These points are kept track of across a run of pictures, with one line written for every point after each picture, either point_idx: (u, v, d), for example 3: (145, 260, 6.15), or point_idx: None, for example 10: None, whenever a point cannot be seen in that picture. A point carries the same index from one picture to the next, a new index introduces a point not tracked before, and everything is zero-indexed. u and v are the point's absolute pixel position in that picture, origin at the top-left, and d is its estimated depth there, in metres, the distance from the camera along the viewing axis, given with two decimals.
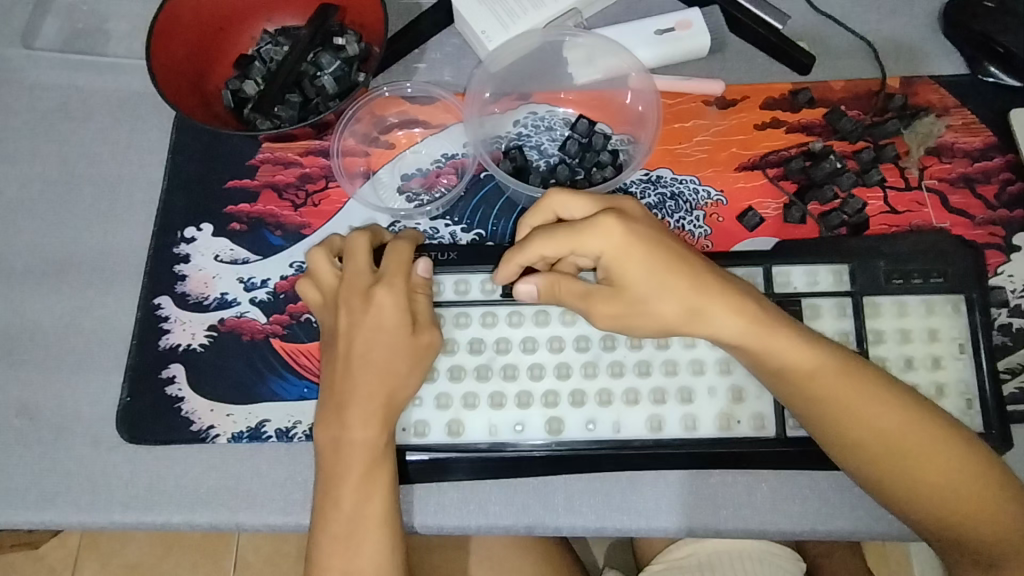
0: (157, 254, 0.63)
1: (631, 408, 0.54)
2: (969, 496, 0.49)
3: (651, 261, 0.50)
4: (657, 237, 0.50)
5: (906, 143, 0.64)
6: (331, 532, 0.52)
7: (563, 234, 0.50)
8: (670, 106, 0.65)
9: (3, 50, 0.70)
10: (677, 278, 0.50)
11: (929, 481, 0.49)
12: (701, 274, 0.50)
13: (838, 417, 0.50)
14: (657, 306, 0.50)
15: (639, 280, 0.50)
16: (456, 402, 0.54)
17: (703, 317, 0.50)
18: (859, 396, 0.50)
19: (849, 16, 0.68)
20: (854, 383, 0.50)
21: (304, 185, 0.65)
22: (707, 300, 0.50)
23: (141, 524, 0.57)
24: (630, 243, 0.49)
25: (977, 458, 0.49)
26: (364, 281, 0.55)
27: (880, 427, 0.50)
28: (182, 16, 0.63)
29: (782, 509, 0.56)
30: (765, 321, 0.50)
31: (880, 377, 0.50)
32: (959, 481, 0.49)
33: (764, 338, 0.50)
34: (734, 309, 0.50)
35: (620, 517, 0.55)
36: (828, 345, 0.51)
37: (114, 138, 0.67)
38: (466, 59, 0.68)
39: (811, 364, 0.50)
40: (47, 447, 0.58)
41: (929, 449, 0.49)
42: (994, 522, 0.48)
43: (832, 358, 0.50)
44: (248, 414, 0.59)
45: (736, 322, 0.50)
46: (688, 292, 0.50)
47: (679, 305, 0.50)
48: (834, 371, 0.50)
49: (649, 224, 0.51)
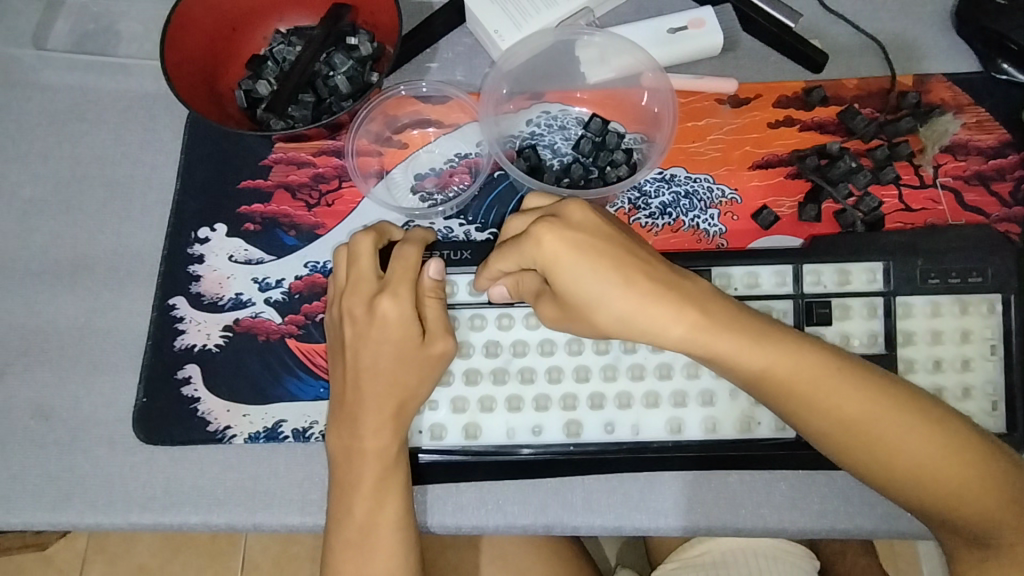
0: (171, 254, 0.63)
1: (650, 411, 0.54)
2: (946, 485, 0.47)
3: (579, 274, 0.47)
4: (588, 244, 0.48)
5: (921, 140, 0.64)
6: (345, 539, 0.52)
7: (510, 253, 0.50)
8: (683, 104, 0.65)
9: (14, 51, 0.69)
10: (613, 284, 0.47)
11: (901, 474, 0.47)
12: (639, 277, 0.47)
13: (798, 414, 0.49)
14: (599, 313, 0.48)
15: (573, 293, 0.48)
16: (473, 405, 0.54)
17: (645, 322, 0.48)
18: (818, 394, 0.48)
19: (862, 14, 0.68)
20: (812, 381, 0.48)
21: (318, 185, 0.64)
22: (649, 302, 0.47)
23: (158, 524, 0.57)
24: (560, 253, 0.47)
25: (949, 446, 0.47)
26: (367, 286, 0.54)
27: (843, 423, 0.48)
28: (196, 16, 0.63)
29: (800, 507, 0.56)
30: (710, 323, 0.48)
31: (842, 372, 0.48)
32: (932, 471, 0.47)
33: (711, 339, 0.48)
34: (679, 308, 0.48)
35: (638, 517, 0.56)
36: (784, 340, 0.48)
37: (126, 139, 0.67)
38: (479, 59, 0.68)
39: (761, 364, 0.48)
40: (63, 448, 0.58)
41: (896, 442, 0.47)
42: (975, 508, 0.46)
43: (787, 355, 0.48)
44: (264, 415, 0.59)
45: (678, 327, 0.48)
46: (626, 297, 0.47)
47: (618, 310, 0.48)
48: (789, 368, 0.48)
49: (583, 228, 0.48)
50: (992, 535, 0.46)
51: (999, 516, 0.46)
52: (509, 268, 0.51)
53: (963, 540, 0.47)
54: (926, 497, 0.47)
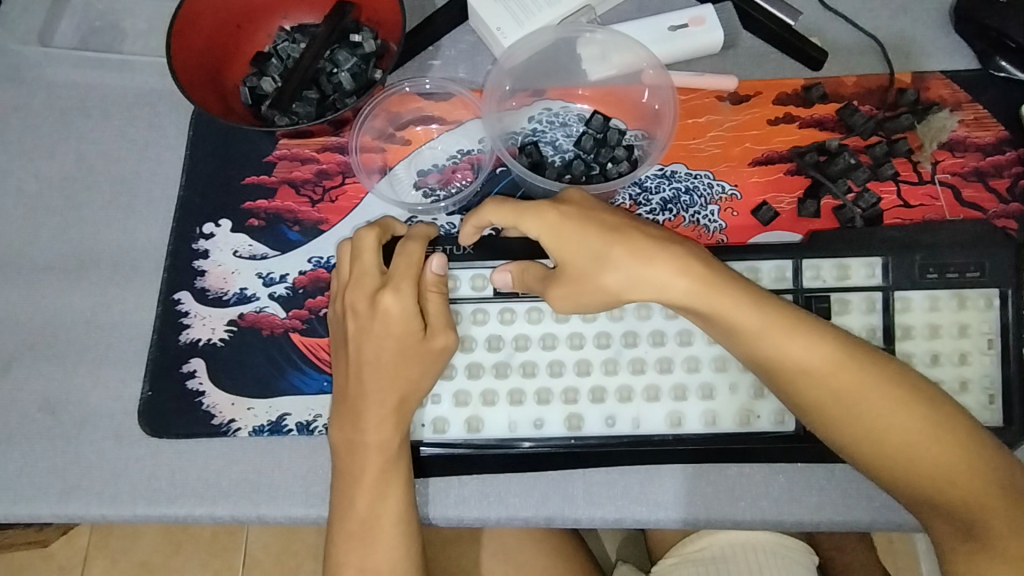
0: (176, 249, 0.63)
1: (651, 404, 0.55)
2: (934, 456, 0.47)
3: (584, 238, 0.51)
4: (589, 215, 0.52)
5: (919, 137, 0.64)
6: (347, 531, 0.53)
7: (506, 207, 0.53)
8: (684, 101, 0.66)
9: (19, 48, 0.70)
10: (615, 245, 0.51)
11: (890, 441, 0.48)
12: (641, 241, 0.51)
13: (791, 376, 0.49)
14: (604, 277, 0.51)
15: (579, 258, 0.52)
16: (475, 399, 0.55)
17: (648, 280, 0.50)
18: (814, 356, 0.49)
19: (861, 12, 0.68)
20: (809, 343, 0.49)
21: (322, 180, 0.65)
22: (650, 261, 0.50)
23: (163, 517, 0.58)
24: (563, 220, 0.52)
25: (937, 419, 0.48)
26: (370, 281, 0.54)
27: (837, 388, 0.49)
28: (201, 13, 0.64)
29: (798, 499, 0.56)
30: (711, 281, 0.50)
31: (836, 339, 0.49)
32: (921, 440, 0.47)
33: (711, 296, 0.49)
34: (682, 267, 0.50)
35: (638, 509, 0.56)
36: (780, 306, 0.50)
37: (131, 135, 0.68)
38: (482, 56, 0.69)
39: (759, 325, 0.49)
40: (69, 441, 0.59)
41: (886, 408, 0.48)
42: (961, 483, 0.46)
43: (785, 319, 0.49)
44: (268, 408, 0.59)
45: (681, 283, 0.50)
46: (630, 256, 0.50)
47: (620, 269, 0.50)
48: (785, 331, 0.49)
49: (586, 205, 0.53)
50: (980, 516, 0.46)
51: (985, 494, 0.46)
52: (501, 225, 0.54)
53: (949, 522, 0.47)
54: (915, 469, 0.47)
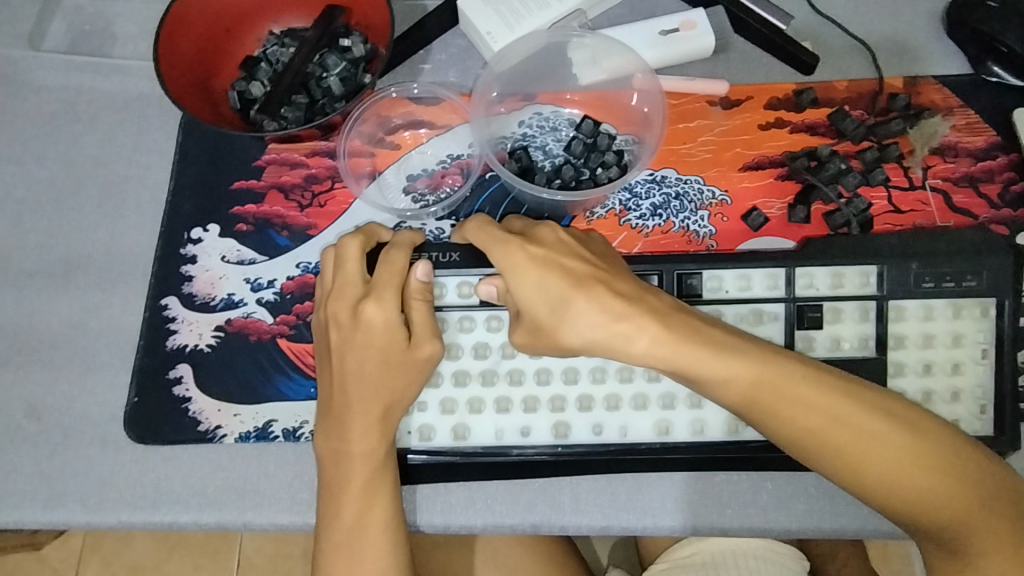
0: (164, 254, 0.63)
1: (639, 413, 0.54)
2: (918, 484, 0.47)
3: (544, 287, 0.50)
4: (554, 262, 0.51)
5: (911, 142, 0.64)
6: (333, 540, 0.52)
7: (485, 230, 0.53)
8: (675, 106, 0.66)
9: (10, 52, 0.70)
10: (577, 299, 0.50)
11: (868, 477, 0.48)
12: (602, 294, 0.50)
13: (761, 414, 0.49)
14: (562, 334, 0.50)
15: (539, 307, 0.50)
16: (462, 407, 0.55)
17: (613, 333, 0.50)
18: (783, 394, 0.48)
19: (854, 16, 0.68)
20: (778, 381, 0.49)
21: (310, 185, 0.65)
22: (613, 313, 0.50)
23: (148, 523, 0.57)
24: (526, 263, 0.51)
25: (916, 446, 0.47)
26: (353, 291, 0.54)
27: (810, 427, 0.48)
28: (189, 17, 0.63)
29: (788, 508, 0.56)
30: (673, 331, 0.49)
31: (806, 381, 0.49)
32: (901, 472, 0.47)
33: (674, 345, 0.49)
34: (646, 320, 0.50)
35: (626, 516, 0.56)
36: (746, 343, 0.50)
37: (121, 139, 0.68)
38: (472, 60, 0.68)
39: (723, 368, 0.49)
40: (55, 448, 0.59)
41: (863, 441, 0.48)
42: (944, 510, 0.46)
43: (751, 359, 0.49)
44: (255, 415, 0.59)
45: (641, 339, 0.49)
46: (588, 312, 0.49)
47: (577, 328, 0.50)
48: (752, 368, 0.49)
49: (556, 249, 0.52)
50: (967, 539, 0.46)
51: (971, 515, 0.46)
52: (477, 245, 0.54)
53: (936, 545, 0.47)
54: (897, 499, 0.47)
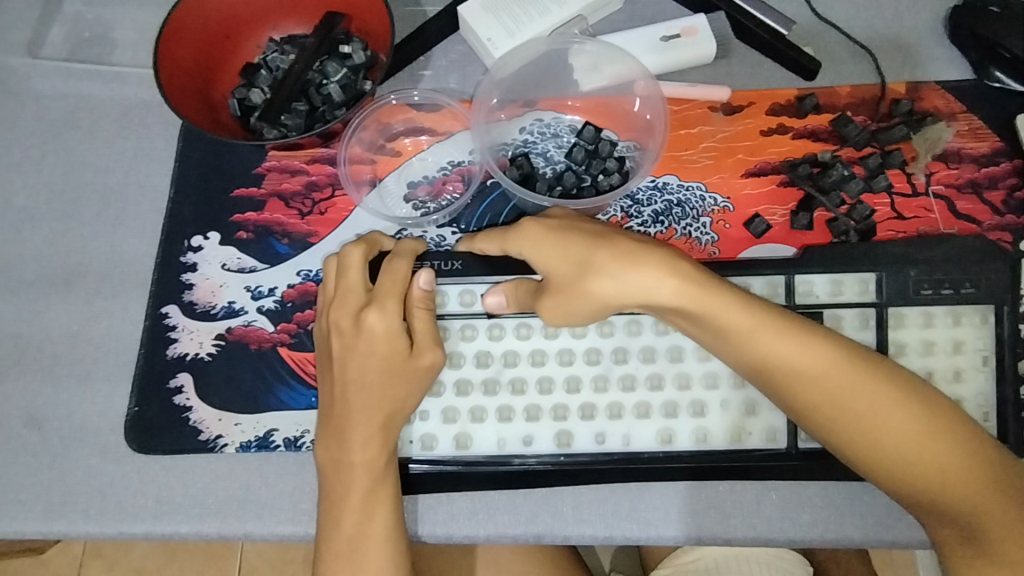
0: (164, 262, 0.63)
1: (641, 421, 0.54)
2: (935, 457, 0.46)
3: (568, 247, 0.52)
4: (571, 226, 0.53)
5: (914, 148, 0.64)
6: (333, 549, 0.52)
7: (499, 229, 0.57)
8: (676, 112, 0.65)
9: (9, 59, 0.70)
10: (601, 252, 0.51)
11: (883, 439, 0.47)
12: (625, 246, 0.51)
13: (778, 375, 0.49)
14: (593, 285, 0.50)
15: (567, 266, 0.52)
16: (464, 415, 0.54)
17: (640, 282, 0.50)
18: (805, 355, 0.49)
19: (856, 21, 0.68)
20: (800, 342, 0.49)
21: (311, 193, 0.65)
22: (637, 264, 0.50)
23: (149, 534, 0.57)
24: (545, 231, 0.53)
25: (934, 417, 0.47)
26: (355, 297, 0.54)
27: (829, 388, 0.48)
28: (190, 25, 0.63)
29: (791, 517, 0.56)
30: (699, 281, 0.50)
31: (824, 338, 0.49)
32: (918, 440, 0.47)
33: (699, 297, 0.49)
34: (672, 270, 0.50)
35: (629, 527, 0.56)
36: (769, 305, 0.50)
37: (120, 147, 0.67)
38: (473, 66, 0.68)
39: (745, 324, 0.49)
40: (55, 458, 0.58)
41: (880, 407, 0.47)
42: (961, 482, 0.46)
43: (773, 319, 0.49)
44: (256, 424, 0.59)
45: (669, 285, 0.50)
46: (614, 259, 0.50)
47: (606, 275, 0.50)
48: (775, 329, 0.49)
49: (571, 221, 0.54)
50: (982, 517, 0.45)
51: (986, 492, 0.45)
52: (492, 252, 0.57)
53: (950, 524, 0.46)
54: (912, 469, 0.47)
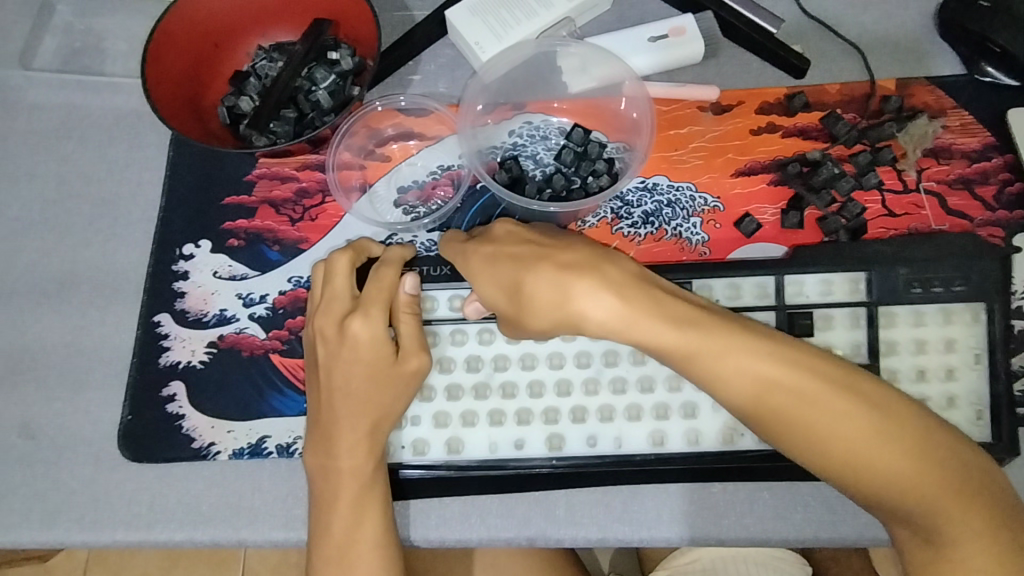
0: (156, 271, 0.63)
1: (633, 424, 0.54)
2: (880, 465, 0.45)
3: (500, 283, 0.51)
4: (501, 255, 0.52)
5: (902, 145, 0.63)
6: (324, 555, 0.52)
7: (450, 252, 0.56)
8: (664, 112, 0.65)
9: (2, 71, 0.70)
10: (528, 282, 0.50)
11: (834, 455, 0.45)
12: (548, 274, 0.49)
13: (714, 388, 0.48)
14: (529, 321, 0.50)
15: (501, 297, 0.51)
16: (455, 420, 0.54)
17: (569, 308, 0.49)
18: (744, 372, 0.47)
19: (846, 18, 0.68)
20: (739, 359, 0.47)
21: (301, 199, 0.65)
22: (560, 289, 0.49)
23: (143, 542, 0.57)
24: (482, 267, 0.53)
25: (879, 425, 0.45)
26: (341, 306, 0.54)
27: (776, 405, 0.46)
28: (176, 34, 0.63)
29: (783, 517, 0.55)
30: (631, 300, 0.48)
31: (770, 353, 0.47)
32: (869, 450, 0.45)
33: (631, 317, 0.48)
34: (598, 286, 0.49)
35: (622, 528, 0.55)
36: (703, 313, 0.48)
37: (112, 156, 0.68)
38: (461, 70, 0.68)
39: (685, 344, 0.47)
40: (50, 466, 0.59)
41: (831, 419, 0.45)
42: (917, 492, 0.44)
43: (714, 336, 0.47)
44: (248, 431, 0.59)
45: (600, 308, 0.49)
46: (541, 290, 0.49)
47: (538, 315, 0.50)
48: (714, 348, 0.47)
49: (507, 244, 0.53)
50: (940, 524, 0.44)
51: (942, 500, 0.44)
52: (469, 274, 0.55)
53: (909, 529, 0.45)
54: (864, 480, 0.45)
